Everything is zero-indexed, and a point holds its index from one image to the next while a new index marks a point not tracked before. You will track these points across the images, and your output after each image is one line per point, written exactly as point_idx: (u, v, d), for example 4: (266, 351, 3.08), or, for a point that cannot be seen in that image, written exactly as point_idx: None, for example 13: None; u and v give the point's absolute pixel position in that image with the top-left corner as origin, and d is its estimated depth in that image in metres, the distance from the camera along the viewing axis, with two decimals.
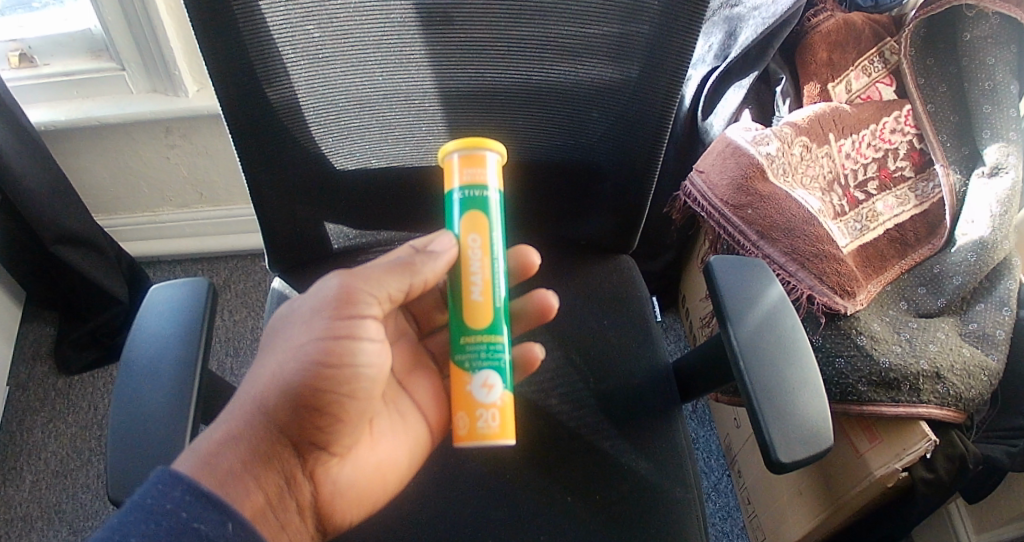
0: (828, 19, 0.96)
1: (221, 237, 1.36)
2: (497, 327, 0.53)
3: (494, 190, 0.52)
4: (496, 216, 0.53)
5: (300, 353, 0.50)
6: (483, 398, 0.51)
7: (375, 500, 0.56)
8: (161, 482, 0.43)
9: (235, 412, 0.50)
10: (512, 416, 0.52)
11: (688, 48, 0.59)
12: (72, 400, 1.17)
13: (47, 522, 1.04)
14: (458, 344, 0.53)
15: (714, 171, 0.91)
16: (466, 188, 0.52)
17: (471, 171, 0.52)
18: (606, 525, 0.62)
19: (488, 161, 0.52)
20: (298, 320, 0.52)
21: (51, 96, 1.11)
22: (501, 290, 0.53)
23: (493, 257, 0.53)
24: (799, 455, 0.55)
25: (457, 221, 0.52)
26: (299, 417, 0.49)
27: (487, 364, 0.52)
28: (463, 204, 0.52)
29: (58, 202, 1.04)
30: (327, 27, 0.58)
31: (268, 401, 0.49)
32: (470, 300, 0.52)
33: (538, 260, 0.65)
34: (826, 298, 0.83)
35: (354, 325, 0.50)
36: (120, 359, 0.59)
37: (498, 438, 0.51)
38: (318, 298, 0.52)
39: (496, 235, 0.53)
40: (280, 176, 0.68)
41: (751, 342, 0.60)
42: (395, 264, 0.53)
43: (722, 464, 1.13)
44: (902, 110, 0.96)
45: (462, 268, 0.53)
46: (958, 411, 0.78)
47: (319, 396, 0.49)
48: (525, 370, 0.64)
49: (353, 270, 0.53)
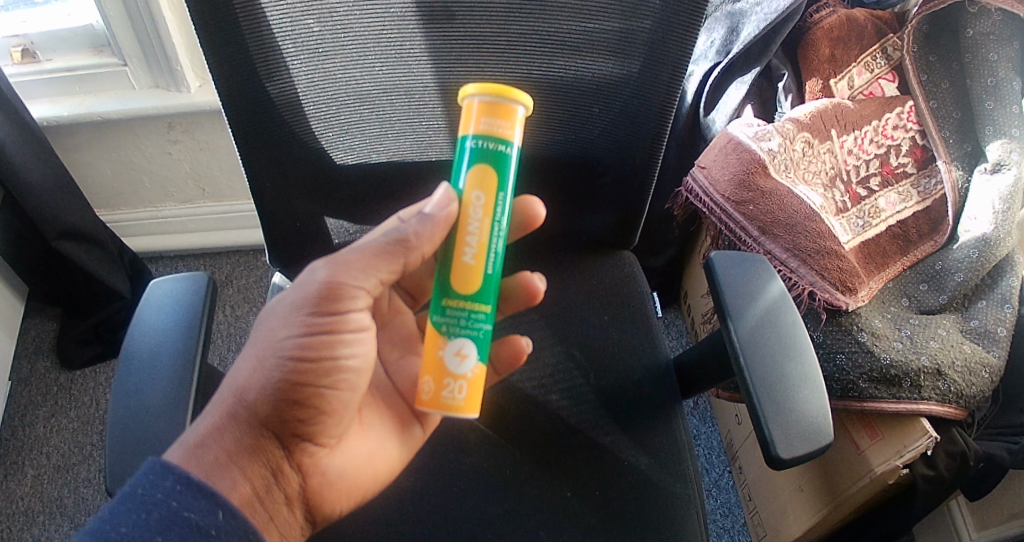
0: (830, 14, 0.96)
1: (223, 233, 1.37)
2: (484, 297, 0.49)
3: (512, 145, 0.46)
4: (508, 176, 0.47)
5: (277, 349, 0.49)
6: (454, 368, 0.48)
7: (367, 489, 0.56)
8: (151, 470, 0.44)
9: (216, 406, 0.49)
10: (480, 392, 0.50)
11: (689, 42, 0.59)
12: (74, 396, 1.18)
13: (49, 516, 1.04)
14: (437, 305, 0.49)
15: (716, 167, 0.91)
16: (481, 138, 0.46)
17: (489, 119, 0.45)
18: (606, 519, 0.62)
19: (515, 116, 0.46)
20: (275, 315, 0.51)
21: (54, 91, 1.12)
22: (496, 257, 0.49)
23: (495, 221, 0.48)
24: (797, 451, 0.55)
25: (464, 173, 0.47)
26: (284, 411, 0.49)
27: (465, 332, 0.49)
28: (473, 155, 0.46)
29: (60, 197, 1.04)
30: (327, 21, 0.58)
31: (249, 395, 0.49)
32: (460, 263, 0.48)
33: (544, 214, 0.59)
34: (827, 294, 0.83)
35: (336, 318, 0.49)
36: (120, 352, 0.59)
37: (461, 412, 0.49)
38: (298, 289, 0.50)
39: (502, 196, 0.48)
40: (280, 171, 0.68)
41: (750, 338, 0.60)
42: (385, 242, 0.50)
43: (723, 461, 1.13)
44: (905, 107, 0.96)
45: (459, 226, 0.48)
46: (959, 408, 0.78)
47: (303, 389, 0.49)
48: (515, 361, 0.64)
49: (339, 258, 0.50)
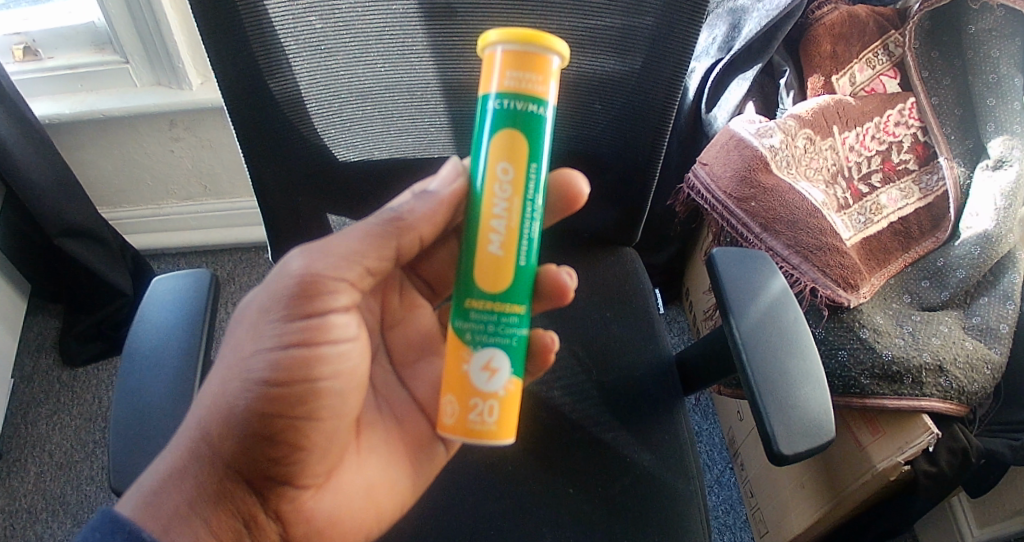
0: (832, 11, 0.96)
1: (226, 230, 1.37)
2: (515, 297, 0.46)
3: (545, 105, 0.43)
4: (539, 144, 0.43)
5: (245, 373, 0.48)
6: (482, 385, 0.45)
7: (366, 526, 0.55)
8: (99, 525, 0.44)
9: (177, 442, 0.48)
10: (513, 413, 0.47)
11: (692, 37, 0.59)
12: (77, 393, 1.18)
13: (51, 513, 1.05)
14: (462, 311, 0.46)
15: (718, 163, 0.91)
16: (508, 97, 0.42)
17: (516, 74, 0.42)
18: (608, 517, 0.62)
19: (547, 68, 0.42)
20: (244, 326, 0.50)
21: (56, 89, 1.12)
22: (527, 246, 0.46)
23: (526, 199, 0.44)
24: (800, 448, 0.55)
25: (489, 141, 0.43)
26: (253, 448, 0.48)
27: (492, 342, 0.46)
28: (499, 119, 0.43)
29: (62, 195, 1.04)
30: (328, 19, 0.58)
31: (212, 430, 0.47)
32: (487, 255, 0.45)
33: (585, 191, 0.54)
34: (829, 290, 0.83)
35: (310, 330, 0.48)
36: (124, 348, 0.59)
37: (490, 435, 0.45)
38: (273, 290, 0.49)
39: (533, 168, 0.44)
40: (282, 169, 0.68)
41: (754, 334, 0.60)
42: (378, 223, 0.50)
43: (724, 457, 1.13)
44: (907, 103, 0.95)
45: (484, 208, 0.45)
46: (961, 405, 0.78)
47: (274, 422, 0.48)
48: (541, 367, 0.56)
49: (319, 248, 0.50)
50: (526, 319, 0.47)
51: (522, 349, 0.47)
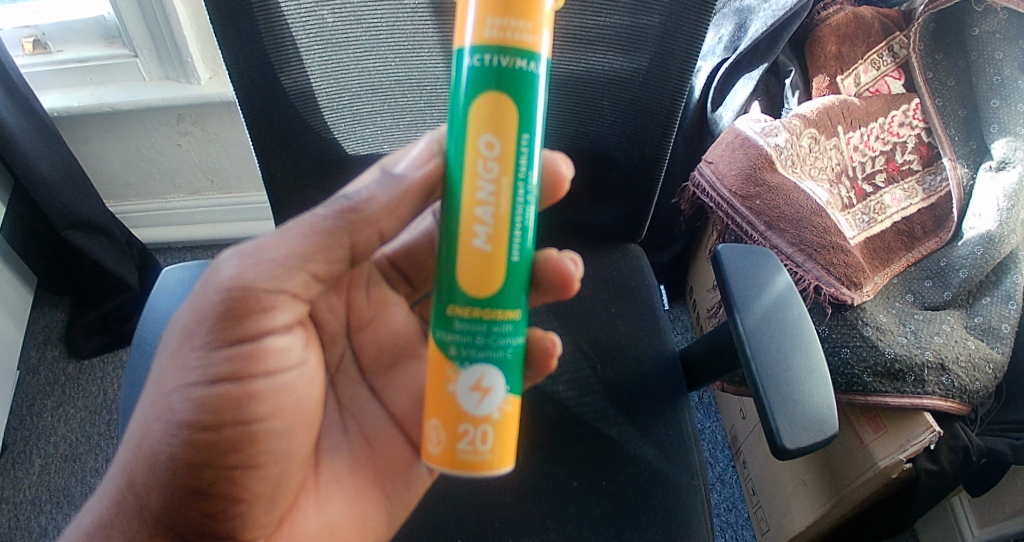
0: (837, 12, 0.96)
1: (231, 225, 1.37)
2: (507, 303, 0.43)
3: (536, 58, 0.40)
4: (529, 109, 0.41)
5: (166, 415, 0.47)
6: (475, 407, 0.43)
7: None
8: None
9: (110, 487, 0.48)
10: (508, 435, 0.45)
11: (700, 36, 0.60)
12: (83, 385, 1.18)
13: (56, 506, 1.05)
14: (446, 319, 0.44)
15: (723, 161, 0.92)
16: (495, 51, 0.39)
17: (501, 22, 0.39)
18: (610, 510, 0.63)
19: (538, 13, 0.39)
20: (168, 351, 0.48)
21: (65, 82, 1.13)
22: (518, 238, 0.43)
23: (516, 179, 0.42)
24: (803, 442, 0.55)
25: (473, 107, 0.40)
26: (183, 502, 0.47)
27: (484, 359, 0.43)
28: (483, 78, 0.39)
29: (70, 187, 1.05)
30: (340, 12, 0.59)
31: (137, 478, 0.47)
32: (473, 252, 0.42)
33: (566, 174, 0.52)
34: (833, 288, 0.83)
35: (239, 360, 0.47)
36: (133, 338, 0.60)
37: (486, 464, 0.43)
38: (195, 310, 0.46)
39: (524, 138, 0.41)
40: (290, 164, 0.68)
41: (757, 330, 0.61)
42: (331, 218, 0.47)
43: (727, 455, 1.14)
44: (911, 104, 0.96)
45: (468, 193, 0.42)
46: (963, 403, 0.78)
47: (203, 473, 0.47)
48: (543, 369, 0.55)
49: (250, 255, 0.46)
50: (520, 327, 0.45)
51: (517, 361, 0.45)
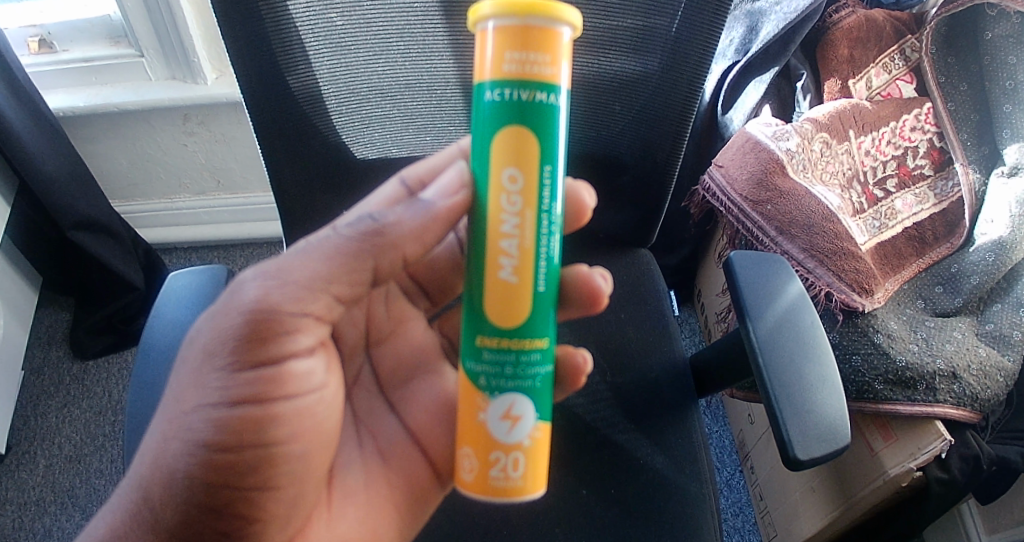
0: (850, 15, 0.95)
1: (237, 225, 1.36)
2: (534, 331, 0.43)
3: (556, 90, 0.39)
4: (550, 140, 0.40)
5: (184, 433, 0.46)
6: (505, 436, 0.43)
7: None
8: None
9: (123, 501, 0.48)
10: (540, 461, 0.44)
11: (714, 38, 0.59)
12: (88, 386, 1.18)
13: (59, 507, 1.05)
14: (473, 350, 0.43)
15: (734, 165, 0.91)
16: (517, 85, 0.38)
17: (519, 56, 0.38)
18: (621, 518, 0.62)
19: (558, 44, 0.39)
20: (185, 370, 0.47)
21: (72, 81, 1.12)
22: (543, 268, 0.42)
23: (540, 211, 0.41)
24: (815, 452, 0.55)
25: (495, 139, 0.40)
26: (197, 520, 0.46)
27: (513, 389, 0.43)
28: (504, 112, 0.39)
29: (75, 187, 1.04)
30: (350, 15, 0.58)
31: (153, 493, 0.46)
32: (499, 284, 0.42)
33: (592, 200, 0.53)
34: (844, 295, 0.83)
35: (261, 384, 0.46)
36: (140, 342, 0.60)
37: (519, 492, 0.43)
38: (217, 330, 0.46)
39: (546, 170, 0.40)
40: (300, 166, 0.68)
41: (771, 338, 0.60)
42: (357, 239, 0.46)
43: (734, 460, 1.14)
44: (923, 108, 0.95)
45: (493, 225, 0.41)
46: (975, 411, 0.77)
47: (220, 492, 0.46)
48: (574, 385, 0.55)
49: (275, 275, 0.46)
50: (549, 355, 0.44)
51: (546, 388, 0.44)
